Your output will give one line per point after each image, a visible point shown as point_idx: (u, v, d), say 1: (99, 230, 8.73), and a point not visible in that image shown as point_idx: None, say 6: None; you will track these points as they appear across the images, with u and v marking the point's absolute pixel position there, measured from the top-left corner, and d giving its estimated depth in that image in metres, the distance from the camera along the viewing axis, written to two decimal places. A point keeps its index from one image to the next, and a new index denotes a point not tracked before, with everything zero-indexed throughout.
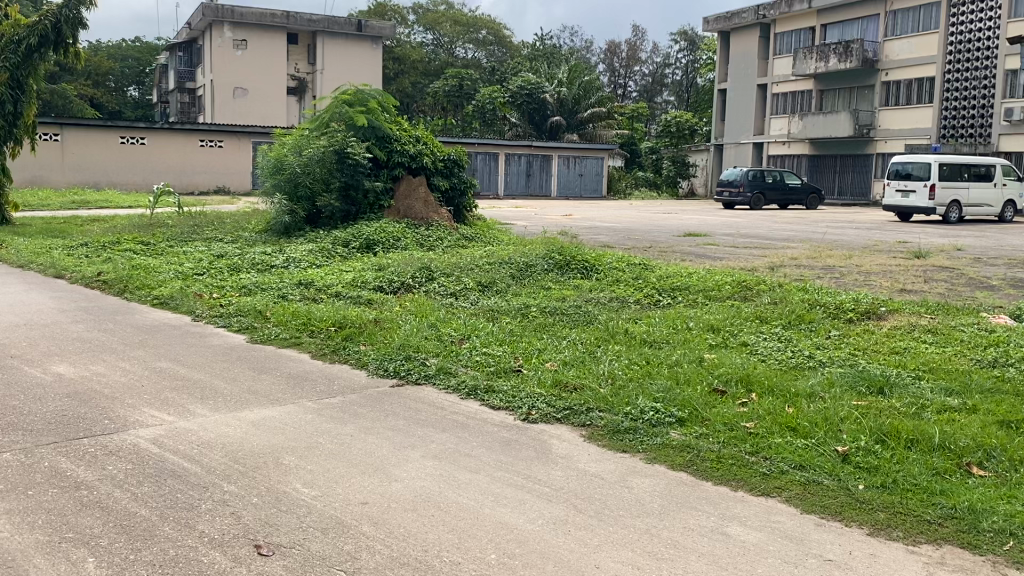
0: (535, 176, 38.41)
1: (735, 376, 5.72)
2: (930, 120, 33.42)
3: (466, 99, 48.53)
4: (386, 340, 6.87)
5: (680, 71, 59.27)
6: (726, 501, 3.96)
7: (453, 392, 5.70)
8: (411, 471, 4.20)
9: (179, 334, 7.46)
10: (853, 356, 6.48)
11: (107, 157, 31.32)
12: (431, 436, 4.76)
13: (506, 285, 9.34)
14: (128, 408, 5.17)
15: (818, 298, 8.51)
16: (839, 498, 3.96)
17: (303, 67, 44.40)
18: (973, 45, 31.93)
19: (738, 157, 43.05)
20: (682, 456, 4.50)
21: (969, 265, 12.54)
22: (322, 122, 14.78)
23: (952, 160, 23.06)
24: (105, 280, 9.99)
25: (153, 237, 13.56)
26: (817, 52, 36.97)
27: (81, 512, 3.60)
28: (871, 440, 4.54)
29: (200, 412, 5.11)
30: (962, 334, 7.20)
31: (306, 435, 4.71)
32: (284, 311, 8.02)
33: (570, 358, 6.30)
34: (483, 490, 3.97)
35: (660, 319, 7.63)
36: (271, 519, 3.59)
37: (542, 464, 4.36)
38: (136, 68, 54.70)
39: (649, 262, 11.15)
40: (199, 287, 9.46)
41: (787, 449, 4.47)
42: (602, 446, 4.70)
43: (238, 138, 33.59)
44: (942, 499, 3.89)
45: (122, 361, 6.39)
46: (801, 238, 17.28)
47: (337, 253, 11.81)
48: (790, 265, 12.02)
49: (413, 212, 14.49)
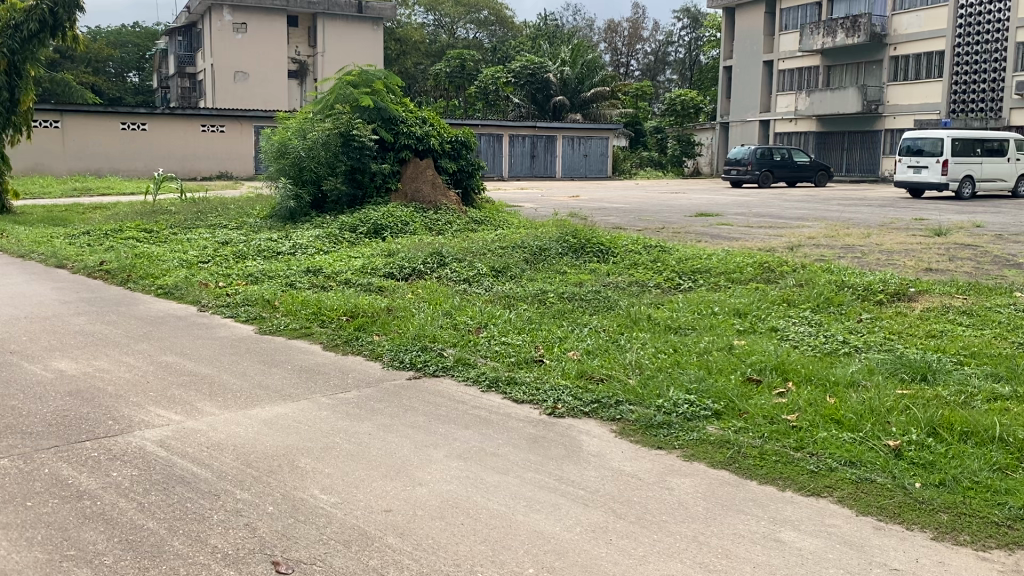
0: (539, 158, 38.03)
1: (770, 364, 5.43)
2: (939, 95, 32.95)
3: (468, 80, 47.99)
4: (400, 330, 6.60)
5: (683, 49, 58.56)
6: (774, 502, 3.70)
7: (472, 384, 5.44)
8: (436, 472, 3.94)
9: (185, 325, 7.19)
10: (889, 340, 6.22)
11: (108, 144, 31.06)
12: (454, 433, 4.49)
13: (520, 270, 9.08)
14: (134, 407, 4.90)
15: (845, 279, 8.22)
16: (895, 498, 3.69)
17: (304, 50, 43.93)
18: (983, 18, 31.38)
19: (744, 135, 42.61)
20: (722, 452, 4.23)
21: (991, 243, 12.18)
22: (327, 104, 14.38)
23: (964, 134, 22.67)
24: (108, 270, 9.72)
25: (156, 225, 13.27)
26: (825, 27, 36.47)
27: (84, 525, 3.35)
28: (923, 432, 4.28)
29: (210, 411, 4.85)
30: (999, 314, 6.92)
31: (321, 435, 4.44)
32: (293, 300, 7.77)
33: (594, 347, 6.03)
34: (514, 494, 3.71)
35: (683, 304, 7.36)
36: (288, 530, 3.34)
37: (573, 463, 4.09)
38: (136, 54, 54.09)
39: (665, 245, 10.80)
40: (205, 276, 9.19)
41: (834, 444, 4.20)
42: (636, 442, 4.43)
43: (239, 122, 33.12)
44: (1006, 497, 3.62)
45: (126, 356, 6.13)
46: (815, 217, 16.90)
47: (345, 239, 11.55)
48: (808, 244, 11.73)
49: (421, 195, 14.14)
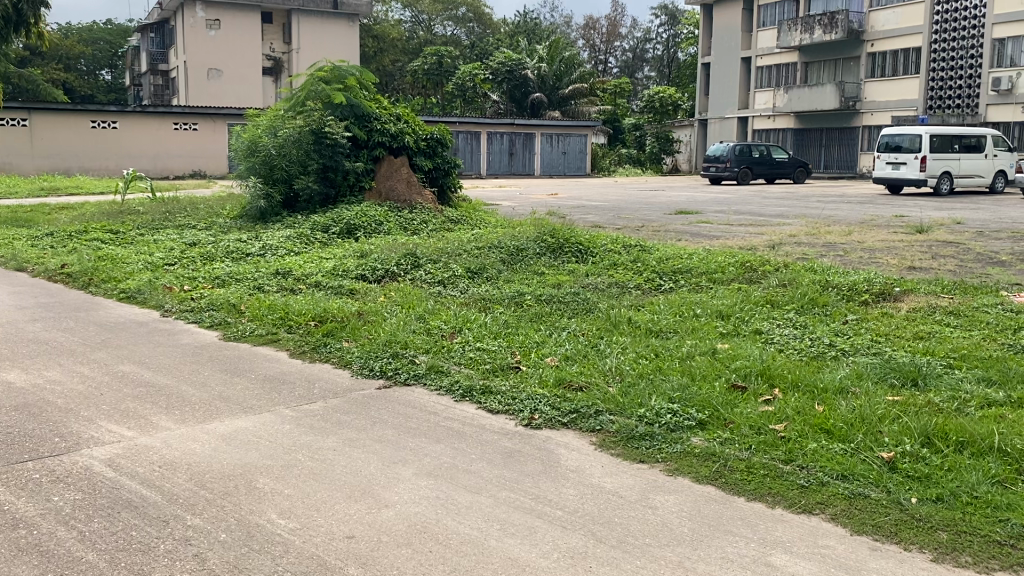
0: (517, 155, 37.83)
1: (755, 370, 5.21)
2: (916, 91, 33.00)
3: (445, 77, 47.53)
4: (370, 335, 6.33)
5: (661, 46, 58.87)
6: (765, 521, 3.47)
7: (445, 394, 5.18)
8: (403, 493, 3.68)
9: (145, 331, 6.88)
10: (877, 342, 6.03)
11: (78, 142, 30.49)
12: (424, 448, 4.24)
13: (497, 271, 8.83)
14: (83, 422, 4.60)
15: (829, 278, 8.03)
16: (891, 515, 3.48)
17: (279, 47, 43.42)
18: (959, 15, 31.40)
19: (723, 132, 42.59)
20: (707, 466, 4.00)
21: (973, 240, 12.10)
22: (299, 101, 13.95)
23: (942, 131, 22.71)
24: (69, 272, 9.39)
25: (123, 225, 12.91)
26: (803, 24, 36.50)
27: (16, 559, 3.06)
28: (917, 443, 4.07)
29: (165, 426, 4.57)
30: (987, 315, 6.74)
31: (283, 451, 4.17)
32: (259, 304, 7.49)
33: (572, 352, 5.79)
34: (487, 517, 3.46)
35: (665, 306, 7.14)
36: (241, 562, 3.07)
37: (551, 481, 3.85)
38: (108, 51, 53.29)
39: (646, 243, 10.53)
40: (169, 279, 8.87)
41: (825, 456, 3.99)
42: (618, 455, 4.20)
43: (213, 121, 32.59)
44: (1007, 514, 3.42)
45: (80, 366, 5.81)
46: (795, 214, 16.73)
47: (318, 239, 11.25)
48: (789, 243, 11.58)
49: (396, 194, 13.83)
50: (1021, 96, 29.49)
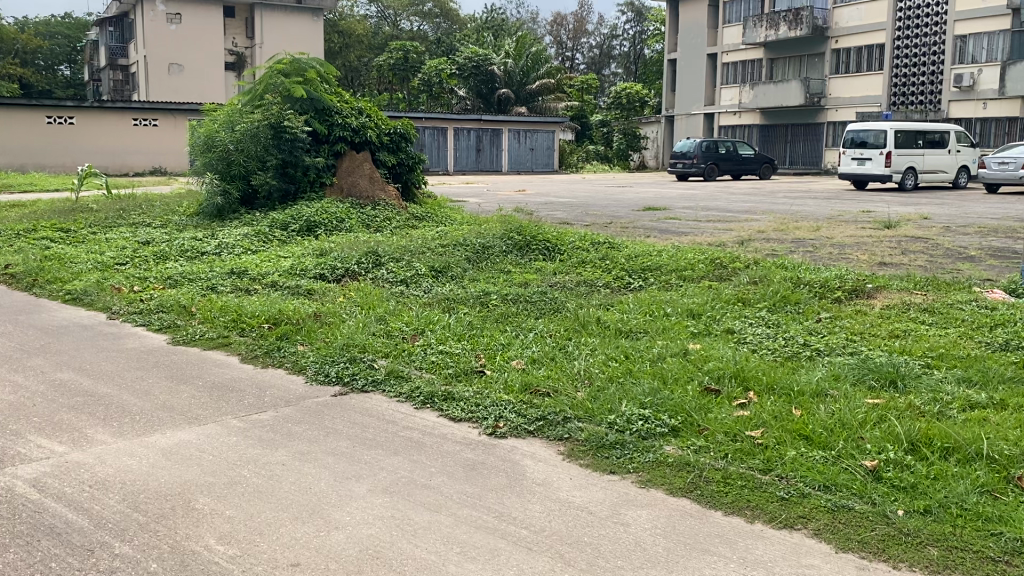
0: (484, 151, 37.49)
1: (729, 372, 4.99)
2: (880, 87, 33.23)
3: (411, 72, 47.04)
4: (326, 338, 6.02)
5: (627, 43, 58.73)
6: (743, 539, 3.24)
7: (405, 401, 4.89)
8: (355, 513, 3.39)
9: (89, 335, 6.51)
10: (851, 341, 5.85)
11: (32, 139, 29.55)
12: (380, 461, 3.95)
13: (461, 270, 8.55)
14: (11, 437, 4.25)
15: (801, 275, 7.86)
16: (877, 529, 3.27)
17: (241, 41, 42.72)
18: (921, 11, 31.66)
19: (689, 129, 42.65)
20: (681, 477, 3.76)
21: (941, 235, 12.00)
22: (256, 94, 13.60)
23: (906, 126, 22.81)
24: (13, 272, 8.96)
25: (74, 223, 12.41)
26: (768, 20, 36.61)
27: None
28: (900, 450, 3.87)
29: (100, 439, 4.23)
30: (964, 313, 6.56)
31: (226, 466, 3.86)
32: (211, 305, 7.13)
33: (539, 354, 5.54)
34: (445, 538, 3.19)
35: (634, 304, 6.92)
36: None
37: (516, 496, 3.59)
38: (67, 46, 52.17)
39: (615, 240, 10.27)
40: (118, 279, 8.48)
41: (805, 465, 3.77)
42: (586, 466, 3.95)
43: (173, 117, 31.91)
44: (1000, 527, 3.21)
45: (14, 373, 5.43)
46: (762, 210, 16.60)
47: (276, 237, 10.89)
48: (758, 238, 11.45)
49: (359, 190, 13.49)
50: (983, 92, 29.85)
